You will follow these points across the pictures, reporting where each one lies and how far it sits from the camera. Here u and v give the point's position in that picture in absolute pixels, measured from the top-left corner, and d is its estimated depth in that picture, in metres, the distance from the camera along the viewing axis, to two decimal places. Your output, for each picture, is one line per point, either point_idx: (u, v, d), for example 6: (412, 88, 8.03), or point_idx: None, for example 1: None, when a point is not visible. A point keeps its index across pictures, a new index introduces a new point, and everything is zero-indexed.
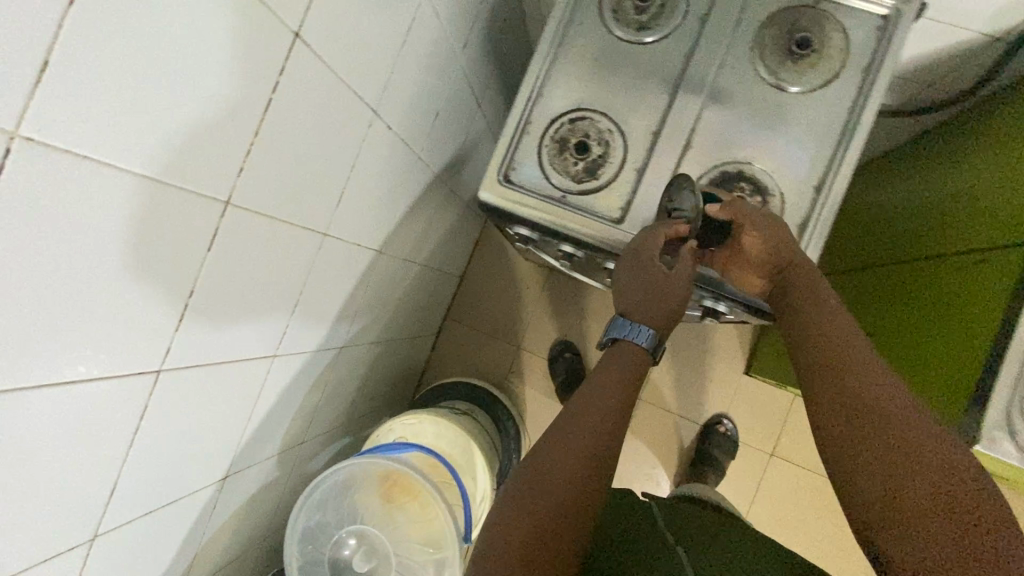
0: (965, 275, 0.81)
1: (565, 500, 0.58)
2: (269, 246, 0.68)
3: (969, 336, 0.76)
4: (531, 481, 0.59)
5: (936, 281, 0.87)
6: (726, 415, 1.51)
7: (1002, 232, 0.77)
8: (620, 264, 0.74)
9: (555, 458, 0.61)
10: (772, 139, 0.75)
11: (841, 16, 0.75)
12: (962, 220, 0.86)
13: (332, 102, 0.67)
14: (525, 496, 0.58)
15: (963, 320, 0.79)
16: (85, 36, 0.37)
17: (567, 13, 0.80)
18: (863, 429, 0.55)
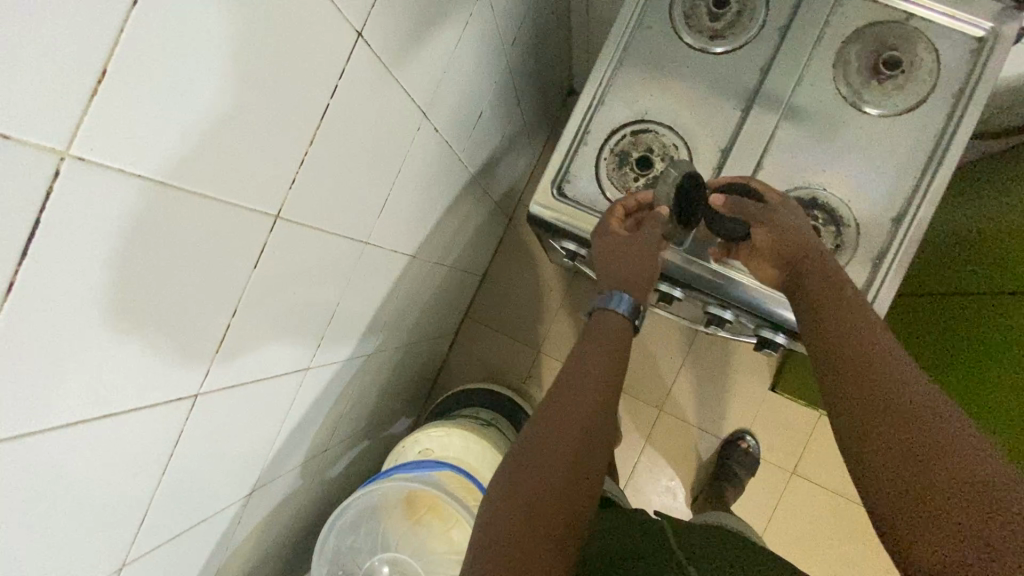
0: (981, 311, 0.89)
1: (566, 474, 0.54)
2: (311, 258, 0.63)
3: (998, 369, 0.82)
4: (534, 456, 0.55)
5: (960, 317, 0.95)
6: (748, 431, 1.47)
7: (1004, 273, 0.85)
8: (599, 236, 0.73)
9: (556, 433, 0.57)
10: (850, 164, 0.70)
11: (933, 35, 0.69)
12: (973, 261, 0.94)
13: (385, 104, 0.62)
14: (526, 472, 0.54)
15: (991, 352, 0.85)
16: (146, 40, 0.33)
17: (634, 17, 0.75)
18: (880, 406, 0.49)
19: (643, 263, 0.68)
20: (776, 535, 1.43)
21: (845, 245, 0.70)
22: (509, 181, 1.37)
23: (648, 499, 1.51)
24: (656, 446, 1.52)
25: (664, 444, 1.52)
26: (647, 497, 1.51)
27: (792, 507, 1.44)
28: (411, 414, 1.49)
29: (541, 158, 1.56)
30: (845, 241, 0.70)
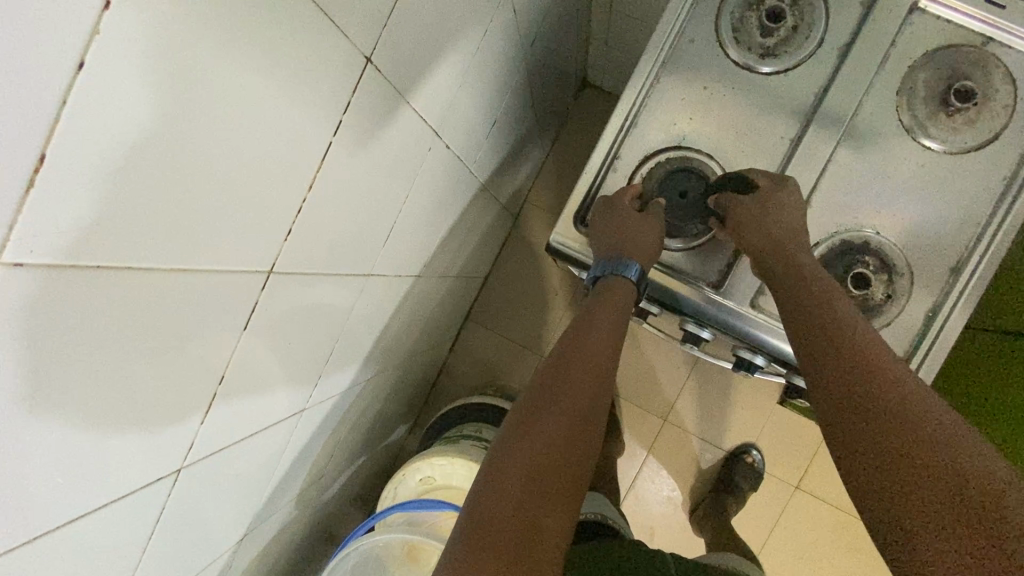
0: None
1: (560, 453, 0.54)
2: (307, 302, 0.56)
3: None
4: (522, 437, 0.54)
5: None
6: (754, 445, 1.44)
7: None
8: (596, 222, 0.68)
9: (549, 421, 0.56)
10: (908, 205, 0.64)
11: (1011, 63, 0.62)
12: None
13: (393, 129, 0.55)
14: (512, 452, 0.53)
15: None
16: (98, 112, 0.26)
17: (676, 27, 0.67)
18: (881, 410, 0.47)
19: (646, 242, 0.65)
20: (773, 552, 1.43)
21: (896, 294, 0.64)
22: (517, 182, 1.29)
23: (648, 509, 1.48)
24: (659, 458, 1.48)
25: (666, 455, 1.48)
26: (647, 507, 1.49)
27: (793, 522, 1.42)
28: (409, 420, 1.44)
29: (550, 154, 1.47)
30: (897, 291, 0.64)
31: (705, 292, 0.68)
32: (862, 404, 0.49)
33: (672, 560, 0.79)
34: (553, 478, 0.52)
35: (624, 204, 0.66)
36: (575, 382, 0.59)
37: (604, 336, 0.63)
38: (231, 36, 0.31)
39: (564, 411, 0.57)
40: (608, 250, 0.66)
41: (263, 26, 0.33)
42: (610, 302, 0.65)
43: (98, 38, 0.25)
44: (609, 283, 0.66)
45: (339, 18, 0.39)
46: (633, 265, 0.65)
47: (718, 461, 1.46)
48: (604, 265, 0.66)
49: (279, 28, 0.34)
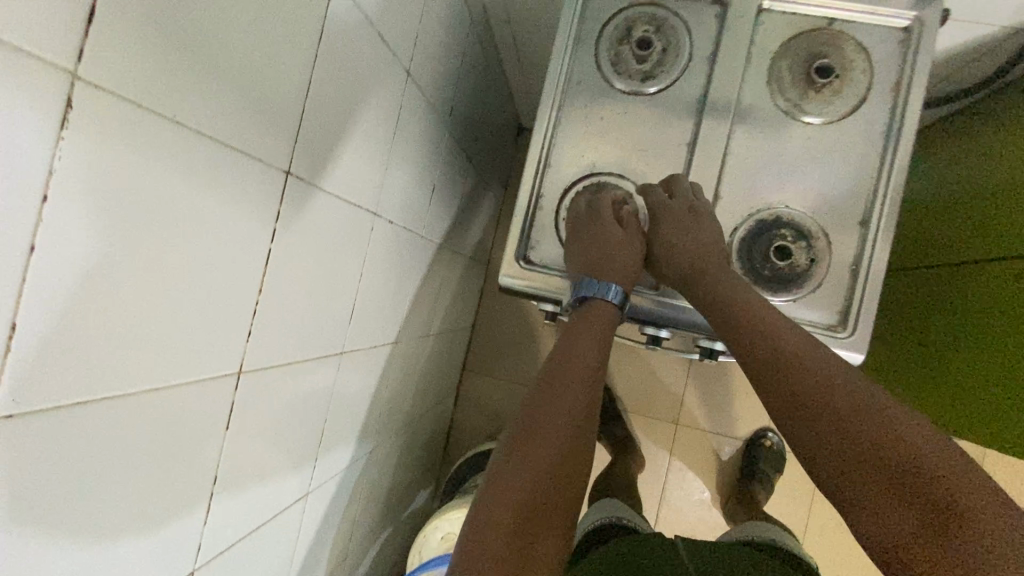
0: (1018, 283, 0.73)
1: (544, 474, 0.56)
2: (284, 389, 0.61)
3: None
4: (508, 468, 0.56)
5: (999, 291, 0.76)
6: (770, 428, 1.45)
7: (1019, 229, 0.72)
8: (575, 238, 0.70)
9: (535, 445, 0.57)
10: (805, 177, 0.70)
11: (858, 36, 0.70)
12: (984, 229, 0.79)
13: (327, 221, 0.61)
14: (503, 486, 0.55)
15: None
16: (51, 275, 0.32)
17: (564, 73, 0.75)
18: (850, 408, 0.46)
19: (623, 262, 0.67)
20: (816, 536, 1.41)
21: (819, 257, 0.68)
22: (476, 233, 1.36)
23: (684, 518, 1.47)
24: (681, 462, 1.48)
25: (687, 458, 1.48)
26: (682, 515, 1.47)
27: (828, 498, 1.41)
28: (429, 484, 1.46)
29: (505, 200, 1.55)
30: (819, 254, 0.68)
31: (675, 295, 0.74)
32: (826, 399, 0.47)
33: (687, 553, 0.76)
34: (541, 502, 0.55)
35: (602, 224, 0.68)
36: (566, 402, 0.60)
37: (588, 347, 0.64)
38: (162, 186, 0.38)
39: (554, 434, 0.58)
40: (591, 273, 0.67)
41: (186, 170, 0.40)
42: (593, 322, 0.65)
43: (44, 223, 0.31)
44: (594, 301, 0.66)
45: (251, 148, 0.46)
46: (614, 285, 0.66)
47: (738, 452, 1.47)
48: (588, 280, 0.67)
49: (201, 167, 0.41)
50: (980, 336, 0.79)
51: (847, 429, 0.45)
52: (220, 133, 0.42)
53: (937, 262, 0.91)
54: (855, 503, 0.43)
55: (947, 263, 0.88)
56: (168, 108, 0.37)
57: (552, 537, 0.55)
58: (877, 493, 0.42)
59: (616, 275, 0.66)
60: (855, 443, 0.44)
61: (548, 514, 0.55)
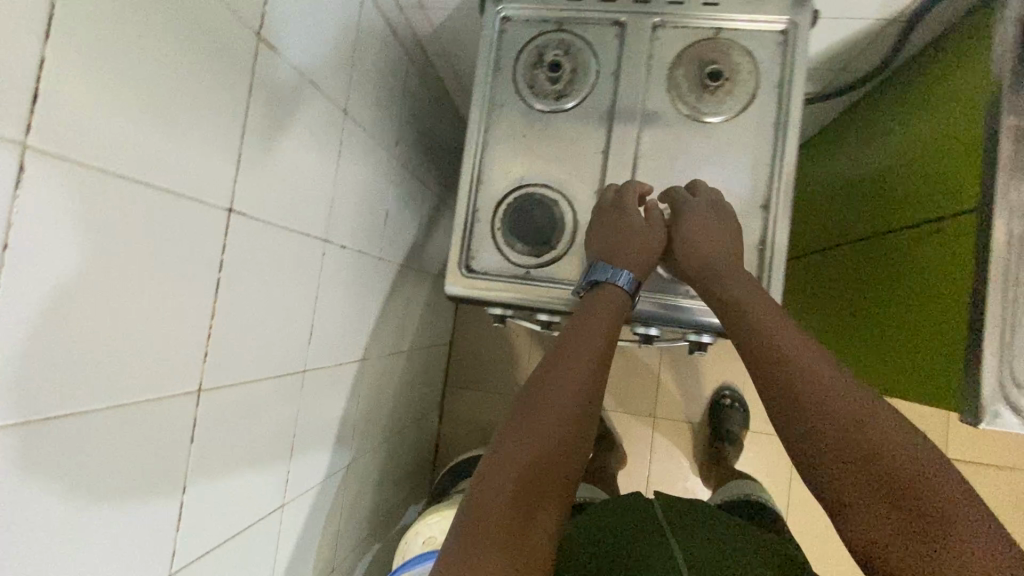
0: (927, 246, 0.76)
1: (544, 444, 0.58)
2: (249, 405, 0.67)
3: (948, 274, 0.71)
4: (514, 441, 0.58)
5: (912, 253, 0.80)
6: (731, 387, 1.52)
7: (934, 194, 0.76)
8: (596, 222, 0.74)
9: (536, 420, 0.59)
10: (709, 171, 0.77)
11: (742, 41, 0.78)
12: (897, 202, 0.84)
13: (276, 249, 0.68)
14: (508, 459, 0.57)
15: (938, 279, 0.73)
16: (13, 308, 0.38)
17: (487, 98, 0.82)
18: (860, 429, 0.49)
19: (638, 253, 0.71)
20: (798, 511, 1.47)
21: None
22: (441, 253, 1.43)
23: None
24: (662, 454, 1.53)
25: (667, 448, 1.53)
26: None
27: None
28: (420, 500, 1.49)
29: None
30: None
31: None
32: (820, 398, 0.52)
33: (666, 522, 0.78)
34: (540, 476, 0.57)
35: (627, 213, 0.72)
36: (569, 385, 0.62)
37: (595, 338, 0.66)
38: (110, 227, 0.45)
39: (557, 408, 0.60)
40: (605, 258, 0.71)
41: (131, 212, 0.46)
42: (599, 313, 0.67)
43: (4, 264, 0.37)
44: (605, 287, 0.70)
45: (194, 189, 0.53)
46: (625, 273, 0.70)
47: (705, 415, 1.52)
48: (602, 264, 0.71)
49: (146, 209, 0.48)
50: (894, 300, 0.84)
51: (840, 434, 0.49)
52: (162, 178, 0.49)
53: (845, 239, 0.99)
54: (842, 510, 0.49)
55: (854, 239, 0.97)
56: (110, 161, 0.44)
57: (551, 510, 0.57)
58: (871, 512, 0.47)
59: (630, 263, 0.70)
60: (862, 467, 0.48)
61: (548, 484, 0.57)
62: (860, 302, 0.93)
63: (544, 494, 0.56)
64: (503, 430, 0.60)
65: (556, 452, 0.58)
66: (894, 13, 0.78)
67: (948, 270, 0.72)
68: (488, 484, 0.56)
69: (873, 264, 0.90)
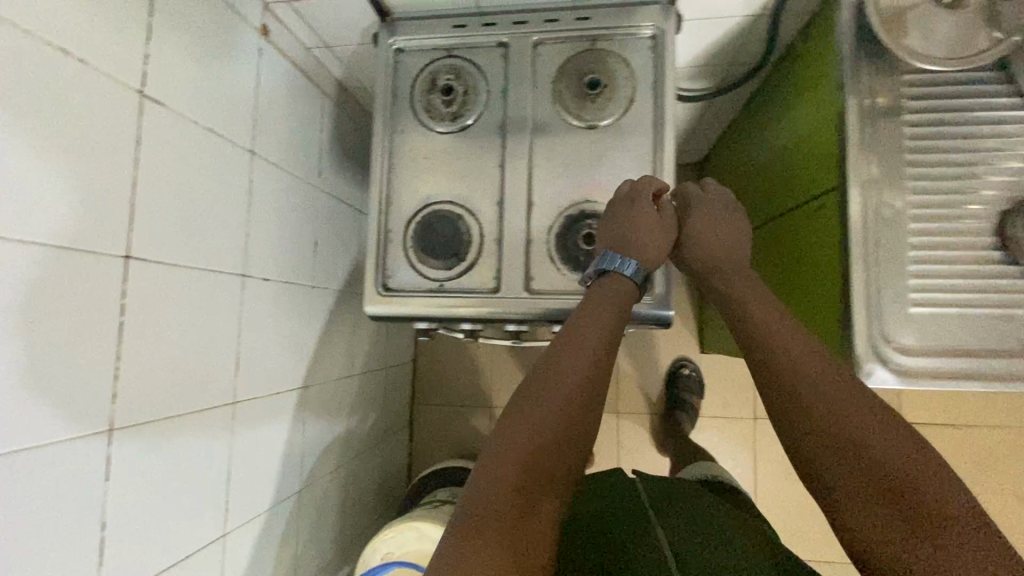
0: (816, 220, 0.78)
1: (547, 437, 0.58)
2: (173, 439, 0.70)
3: (828, 245, 0.73)
4: (518, 434, 0.58)
5: (807, 228, 0.82)
6: (687, 358, 1.57)
7: (814, 171, 0.79)
8: (612, 211, 0.75)
9: (540, 415, 0.59)
10: (599, 173, 0.82)
11: (617, 50, 0.83)
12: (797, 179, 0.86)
13: (188, 289, 0.72)
14: (511, 452, 0.56)
15: (823, 251, 0.75)
16: None
17: (388, 125, 0.87)
18: (868, 426, 0.52)
19: (648, 245, 0.73)
20: (763, 489, 1.51)
21: None
22: None
23: None
24: (629, 448, 1.57)
25: (633, 441, 1.57)
26: None
27: (767, 451, 1.52)
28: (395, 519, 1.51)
29: None
30: None
31: (520, 298, 0.82)
32: (826, 392, 0.55)
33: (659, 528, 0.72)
34: (542, 471, 0.57)
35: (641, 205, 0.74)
36: (573, 381, 0.61)
37: (599, 333, 0.65)
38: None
39: (556, 396, 0.60)
40: (616, 247, 0.73)
41: (10, 271, 0.51)
42: (603, 309, 0.68)
43: None
44: (610, 277, 0.72)
45: (81, 243, 0.57)
46: (631, 263, 0.71)
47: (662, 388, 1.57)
48: (611, 253, 0.73)
49: (27, 267, 0.52)
50: (798, 275, 0.85)
51: (854, 433, 0.52)
52: (43, 237, 0.53)
53: (763, 219, 1.05)
54: (847, 507, 0.51)
55: (770, 218, 1.01)
56: None
57: (551, 502, 0.57)
58: (879, 510, 0.49)
59: (639, 252, 0.72)
60: (873, 466, 0.50)
61: (546, 476, 0.57)
62: (773, 285, 0.98)
63: (542, 484, 0.56)
64: (506, 422, 0.59)
65: (554, 442, 0.58)
66: (758, 9, 0.81)
67: (829, 242, 0.73)
68: (490, 473, 0.55)
69: (786, 239, 0.92)
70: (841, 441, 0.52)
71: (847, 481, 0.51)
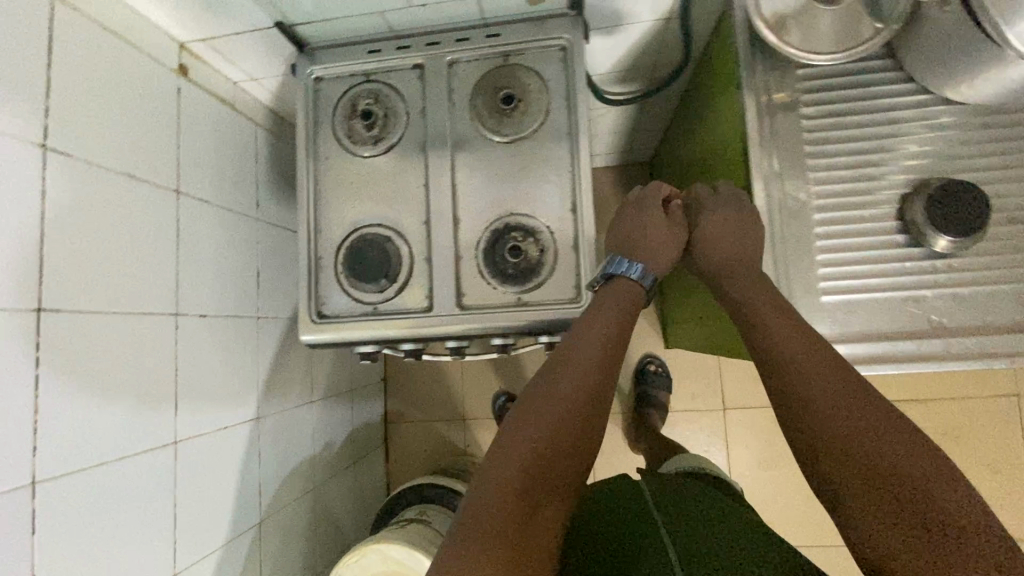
0: None
1: (547, 448, 0.57)
2: (107, 485, 0.71)
3: None
4: (517, 445, 0.56)
5: None
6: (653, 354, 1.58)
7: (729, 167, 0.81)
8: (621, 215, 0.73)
9: (541, 427, 0.58)
10: (521, 186, 0.83)
11: (529, 63, 0.85)
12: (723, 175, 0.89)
13: (112, 334, 0.73)
14: (510, 462, 0.55)
15: None
16: None
17: (311, 153, 0.88)
18: (887, 435, 0.51)
19: (655, 246, 0.70)
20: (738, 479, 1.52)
21: (546, 246, 0.82)
22: None
23: None
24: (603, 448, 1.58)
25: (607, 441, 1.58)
26: None
27: (738, 441, 1.53)
28: None
29: None
30: (546, 243, 0.82)
31: (452, 315, 0.83)
32: (838, 398, 0.54)
33: (667, 534, 0.62)
34: (541, 483, 0.55)
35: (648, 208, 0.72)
36: (573, 396, 0.60)
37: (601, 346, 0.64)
38: None
39: (561, 401, 0.60)
40: (623, 251, 0.71)
41: None
42: (604, 318, 0.66)
43: None
44: (617, 281, 0.69)
45: None
46: (637, 266, 0.69)
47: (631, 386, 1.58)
48: (618, 257, 0.70)
49: None
50: None
51: (870, 441, 0.51)
52: None
53: None
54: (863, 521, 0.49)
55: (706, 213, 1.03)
56: None
57: (550, 514, 0.55)
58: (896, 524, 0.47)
59: (647, 255, 0.69)
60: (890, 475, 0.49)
61: (549, 485, 0.56)
62: None
63: (544, 491, 0.55)
64: (506, 433, 0.58)
65: (556, 450, 0.57)
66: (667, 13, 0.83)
67: None
68: (487, 482, 0.54)
69: None
70: (855, 449, 0.51)
71: (860, 491, 0.50)
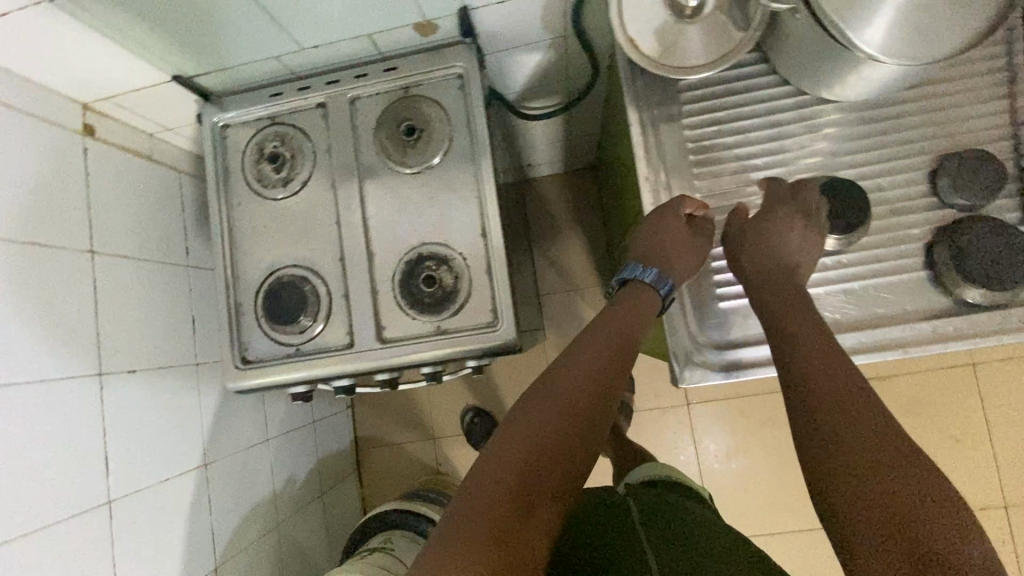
0: None
1: (550, 444, 0.55)
2: (35, 553, 0.71)
3: None
4: (518, 439, 0.55)
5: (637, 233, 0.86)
6: None
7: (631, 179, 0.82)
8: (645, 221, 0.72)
9: (546, 424, 0.56)
10: (430, 215, 0.84)
11: (429, 93, 0.85)
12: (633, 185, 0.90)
13: (29, 404, 0.73)
14: (510, 453, 0.54)
15: None
16: None
17: (223, 201, 0.88)
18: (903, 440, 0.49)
19: (676, 254, 0.69)
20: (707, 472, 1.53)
21: (459, 272, 0.83)
22: None
23: None
24: None
25: None
26: None
27: (704, 434, 1.54)
28: None
29: None
30: (459, 269, 0.83)
31: (373, 349, 0.83)
32: (854, 399, 0.53)
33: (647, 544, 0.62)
34: (540, 480, 0.53)
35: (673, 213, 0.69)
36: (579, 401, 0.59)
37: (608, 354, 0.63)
38: None
39: (570, 403, 0.58)
40: (643, 257, 0.71)
41: None
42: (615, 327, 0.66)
43: None
44: (635, 284, 0.70)
45: None
46: (653, 271, 0.69)
47: None
48: (636, 263, 0.71)
49: None
50: None
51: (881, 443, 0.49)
52: None
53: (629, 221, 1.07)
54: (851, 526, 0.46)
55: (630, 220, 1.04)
56: None
57: (543, 518, 0.52)
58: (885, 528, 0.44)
59: (663, 262, 0.68)
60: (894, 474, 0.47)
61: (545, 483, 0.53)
62: None
63: (540, 492, 0.52)
64: (507, 426, 0.57)
65: (555, 448, 0.55)
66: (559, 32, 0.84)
67: None
68: (484, 470, 0.52)
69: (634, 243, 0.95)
70: (867, 448, 0.49)
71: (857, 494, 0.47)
